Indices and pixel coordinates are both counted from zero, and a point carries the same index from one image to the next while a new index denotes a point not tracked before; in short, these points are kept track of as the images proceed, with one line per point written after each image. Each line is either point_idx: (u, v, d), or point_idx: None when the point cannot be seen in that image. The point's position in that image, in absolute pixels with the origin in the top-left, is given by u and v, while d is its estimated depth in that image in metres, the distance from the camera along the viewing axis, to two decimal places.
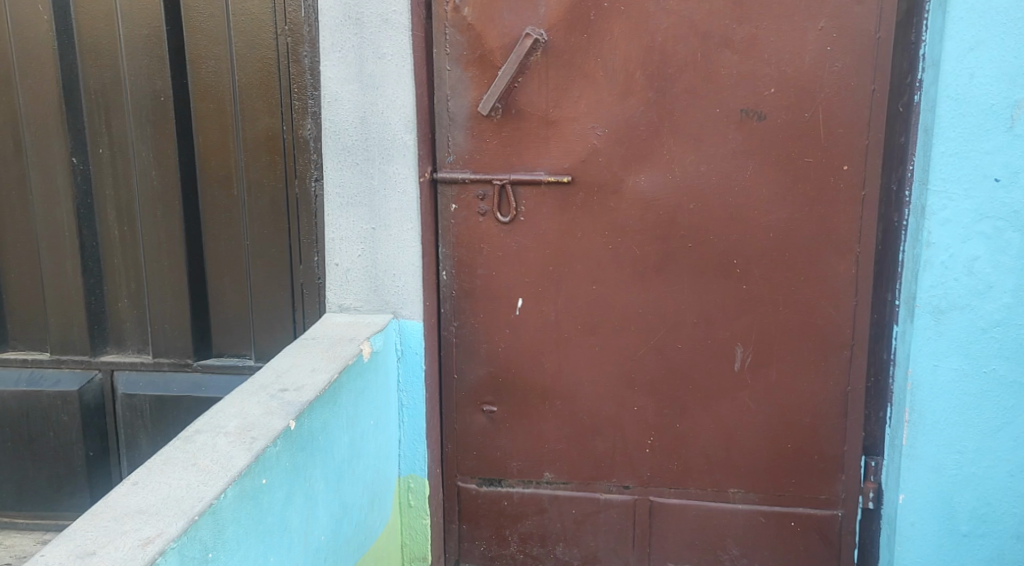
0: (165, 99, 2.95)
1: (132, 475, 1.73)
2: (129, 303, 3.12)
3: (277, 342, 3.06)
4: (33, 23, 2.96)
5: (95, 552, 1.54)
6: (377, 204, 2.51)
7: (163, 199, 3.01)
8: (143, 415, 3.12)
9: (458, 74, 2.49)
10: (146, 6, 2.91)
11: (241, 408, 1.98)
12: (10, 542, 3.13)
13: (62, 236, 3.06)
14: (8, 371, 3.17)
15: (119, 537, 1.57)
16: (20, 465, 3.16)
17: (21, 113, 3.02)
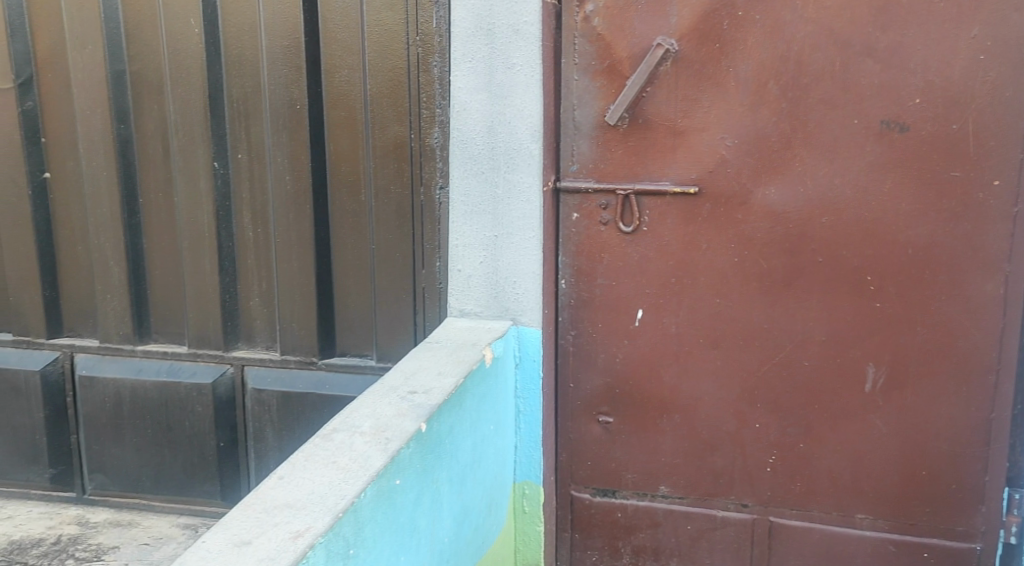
0: (301, 107, 3.06)
1: (278, 468, 1.80)
2: (260, 302, 3.24)
3: (400, 344, 3.13)
4: (183, 34, 3.11)
5: (249, 542, 1.60)
6: (501, 212, 2.55)
7: (296, 203, 3.12)
8: (270, 409, 3.24)
9: (586, 83, 2.50)
10: (287, 18, 3.02)
11: (373, 408, 2.04)
12: (148, 523, 3.35)
13: (202, 237, 3.21)
14: (150, 362, 3.34)
15: (271, 529, 1.63)
16: (158, 451, 3.35)
17: (170, 120, 3.17)
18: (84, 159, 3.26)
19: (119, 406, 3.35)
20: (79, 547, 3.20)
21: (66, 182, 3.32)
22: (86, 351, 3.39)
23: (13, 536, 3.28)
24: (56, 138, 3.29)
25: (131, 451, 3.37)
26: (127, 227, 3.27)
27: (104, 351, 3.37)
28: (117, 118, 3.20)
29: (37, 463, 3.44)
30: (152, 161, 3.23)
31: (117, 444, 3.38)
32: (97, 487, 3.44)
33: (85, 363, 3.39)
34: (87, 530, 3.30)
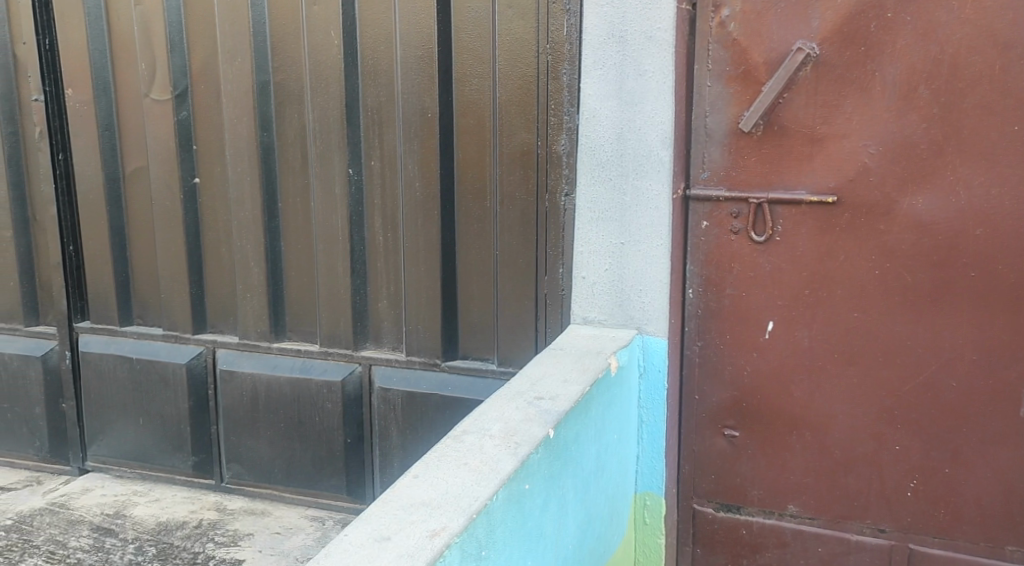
0: (432, 115, 3.11)
1: (413, 467, 1.83)
2: (388, 304, 3.32)
3: (521, 350, 3.14)
4: (324, 45, 3.21)
5: (390, 537, 1.63)
6: (628, 220, 2.54)
7: (424, 209, 3.17)
8: (395, 409, 3.31)
9: (720, 89, 2.45)
10: (421, 29, 3.08)
11: (502, 412, 2.06)
12: (279, 512, 3.48)
13: (336, 239, 3.31)
14: (284, 359, 3.46)
15: (409, 526, 1.65)
16: (290, 445, 3.47)
17: (309, 128, 3.28)
18: (229, 165, 3.40)
19: (255, 400, 3.50)
20: (218, 532, 3.37)
21: (213, 186, 3.48)
22: (228, 346, 3.55)
23: (160, 517, 3.48)
24: (205, 145, 3.46)
25: (265, 443, 3.51)
26: (267, 230, 3.40)
27: (243, 347, 3.52)
28: (261, 127, 3.34)
29: (182, 450, 3.65)
30: (291, 168, 3.35)
31: (253, 437, 3.53)
32: (234, 476, 3.60)
33: (227, 358, 3.56)
34: (225, 517, 3.47)
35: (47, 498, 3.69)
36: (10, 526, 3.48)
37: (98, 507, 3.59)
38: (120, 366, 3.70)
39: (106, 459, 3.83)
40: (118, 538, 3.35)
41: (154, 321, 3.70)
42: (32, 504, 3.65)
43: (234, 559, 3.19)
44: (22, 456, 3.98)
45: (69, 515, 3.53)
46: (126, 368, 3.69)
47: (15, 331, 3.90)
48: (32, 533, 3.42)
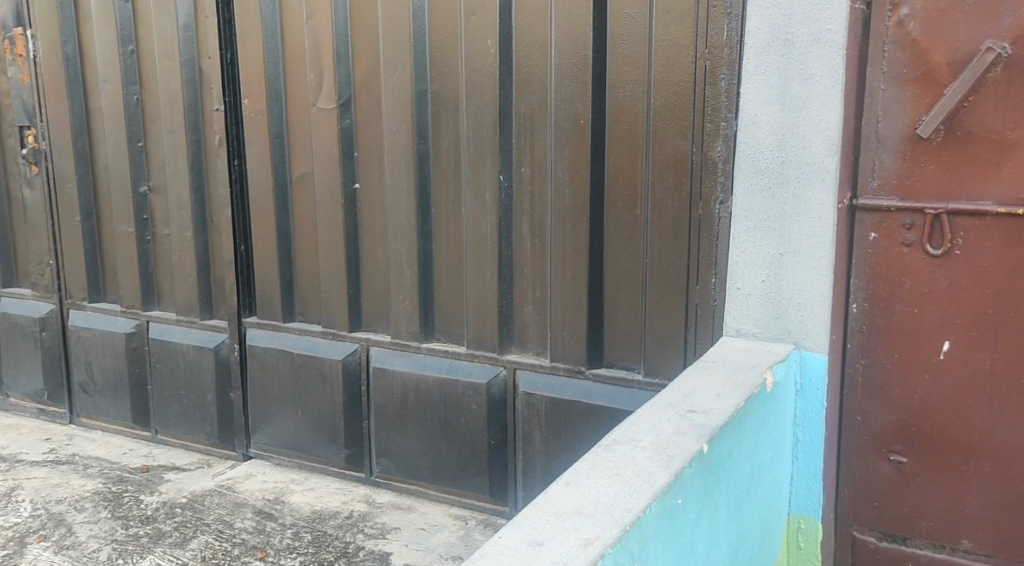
0: (585, 122, 3.07)
1: (564, 474, 1.78)
2: (534, 309, 3.30)
3: (669, 360, 3.06)
4: (481, 54, 3.22)
5: (543, 542, 1.59)
6: (787, 229, 2.42)
7: (573, 215, 3.13)
8: (539, 414, 3.28)
9: (895, 92, 2.31)
10: (577, 36, 3.04)
11: (654, 423, 1.99)
12: (424, 509, 3.53)
13: (486, 243, 3.32)
14: (433, 359, 3.50)
15: (563, 533, 1.61)
16: (436, 443, 3.49)
17: (463, 135, 3.30)
18: (387, 170, 3.47)
19: (405, 398, 3.54)
20: (368, 524, 3.45)
21: (370, 190, 3.56)
22: (380, 345, 3.62)
23: (315, 506, 3.60)
24: (365, 151, 3.54)
25: (412, 441, 3.55)
26: (420, 233, 3.45)
27: (395, 346, 3.58)
28: (418, 134, 3.39)
29: (335, 443, 3.73)
30: (445, 173, 3.38)
31: (402, 433, 3.58)
32: (382, 470, 3.66)
33: (378, 356, 3.62)
34: (374, 509, 3.55)
35: (215, 480, 3.87)
36: (184, 503, 3.67)
37: (260, 492, 3.74)
38: (281, 359, 3.83)
39: (266, 447, 3.97)
40: (278, 523, 3.50)
41: (313, 318, 3.81)
42: (203, 485, 3.82)
43: (382, 552, 3.27)
44: (194, 440, 4.17)
45: (235, 498, 3.70)
46: (287, 362, 3.82)
47: (190, 324, 4.10)
48: (203, 511, 3.60)
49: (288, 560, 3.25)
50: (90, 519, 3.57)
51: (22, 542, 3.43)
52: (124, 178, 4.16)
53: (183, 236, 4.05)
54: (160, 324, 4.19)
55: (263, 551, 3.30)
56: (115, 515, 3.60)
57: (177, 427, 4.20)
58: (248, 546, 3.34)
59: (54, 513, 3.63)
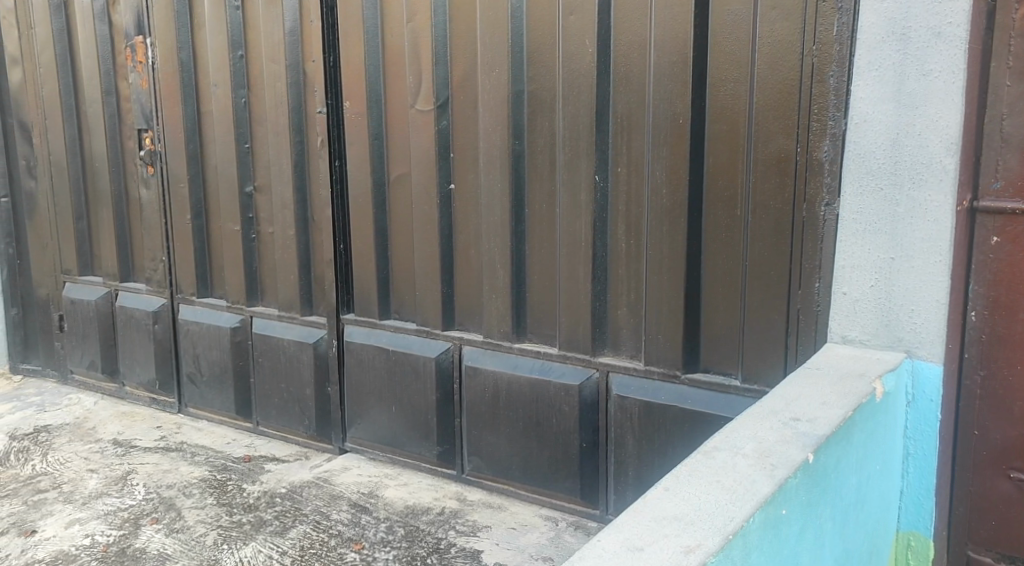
0: (684, 121, 2.99)
1: (663, 479, 1.72)
2: (628, 312, 3.24)
3: (769, 367, 2.95)
4: (579, 53, 3.17)
5: (643, 548, 1.55)
6: (900, 232, 2.30)
7: (671, 215, 3.06)
8: (632, 418, 3.21)
9: (1021, 90, 2.18)
10: (678, 33, 2.97)
11: (755, 431, 1.92)
12: (514, 509, 3.50)
13: (580, 243, 3.27)
14: (526, 359, 3.47)
15: (663, 539, 1.57)
16: (528, 443, 3.46)
17: (559, 136, 3.26)
18: (482, 170, 3.46)
19: (496, 398, 3.52)
20: (459, 521, 3.45)
21: (465, 189, 3.55)
22: (472, 344, 3.60)
23: (407, 501, 3.61)
24: (462, 151, 3.53)
25: (504, 440, 3.53)
26: (514, 234, 3.42)
27: (488, 345, 3.56)
28: (514, 134, 3.36)
29: (428, 440, 3.75)
30: (540, 172, 3.34)
31: (493, 433, 3.55)
32: (474, 469, 3.65)
33: (471, 354, 3.61)
34: (465, 507, 3.54)
35: (312, 472, 3.92)
36: (284, 493, 3.72)
37: (355, 485, 3.77)
38: (376, 356, 3.85)
39: (361, 441, 4.00)
40: (373, 516, 3.52)
41: (408, 316, 3.83)
42: (301, 476, 3.88)
43: (473, 550, 3.26)
44: (293, 432, 4.24)
45: (331, 490, 3.74)
46: (381, 359, 3.84)
47: (292, 319, 4.16)
48: (302, 502, 3.65)
49: (382, 553, 3.27)
50: (197, 505, 3.66)
51: (136, 524, 3.53)
52: (231, 178, 4.25)
53: (286, 234, 4.11)
54: (263, 319, 4.27)
55: (358, 543, 3.34)
56: (220, 501, 3.68)
57: (277, 419, 4.27)
58: (343, 537, 3.38)
59: (166, 497, 3.73)
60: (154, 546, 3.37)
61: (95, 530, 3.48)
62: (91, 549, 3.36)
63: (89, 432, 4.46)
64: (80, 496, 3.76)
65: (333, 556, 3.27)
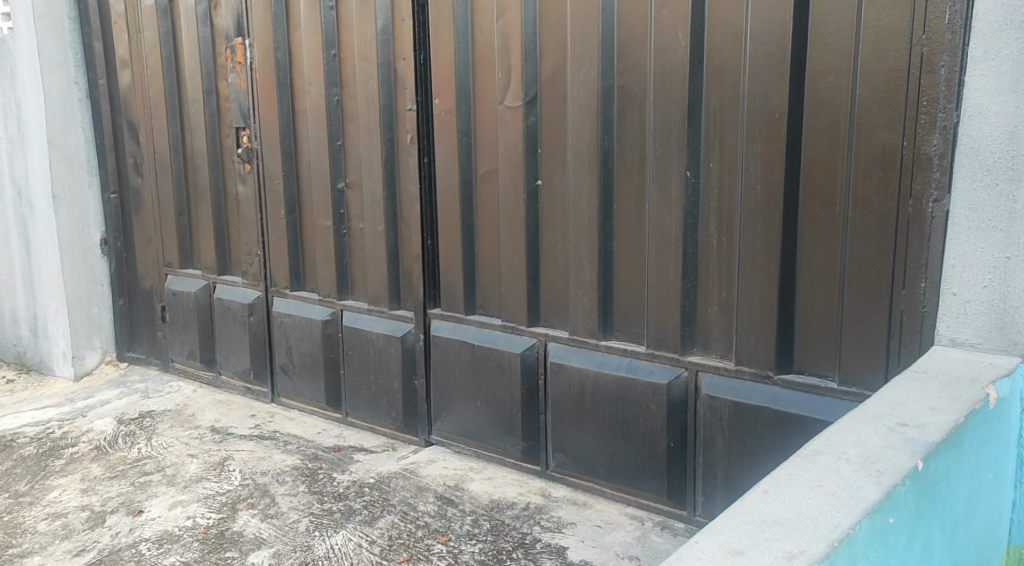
0: (780, 115, 2.95)
1: (764, 482, 1.76)
2: (718, 310, 3.22)
3: (869, 369, 2.90)
4: (671, 47, 3.16)
5: (743, 551, 1.59)
6: (1016, 231, 2.25)
7: (764, 212, 3.03)
8: (722, 418, 3.19)
9: None
10: (776, 25, 2.93)
11: (858, 435, 1.91)
12: (600, 507, 3.52)
13: (669, 241, 3.27)
14: (612, 357, 3.47)
15: (763, 543, 1.60)
16: (613, 441, 3.48)
17: (649, 131, 3.26)
18: (570, 167, 3.48)
19: (582, 395, 3.54)
20: (544, 517, 3.49)
21: (553, 185, 3.57)
22: (558, 340, 3.62)
23: (493, 495, 3.66)
24: (549, 147, 3.55)
25: (590, 437, 3.55)
26: (602, 230, 3.44)
27: (573, 342, 3.58)
28: (603, 128, 3.37)
29: (513, 435, 3.79)
30: (630, 168, 3.35)
31: (579, 429, 3.57)
32: (558, 465, 3.67)
33: (557, 351, 3.63)
34: (550, 503, 3.57)
35: (400, 463, 4.00)
36: (372, 483, 3.81)
37: (441, 477, 3.83)
38: (463, 350, 3.91)
39: (447, 435, 4.07)
40: (458, 509, 3.58)
41: (493, 311, 3.88)
42: (388, 467, 3.96)
43: (559, 546, 3.29)
44: (381, 423, 4.33)
45: (418, 481, 3.81)
46: (468, 354, 3.89)
47: (380, 313, 4.25)
48: (389, 492, 3.73)
49: (468, 546, 3.33)
50: (291, 492, 3.77)
51: (233, 508, 3.65)
52: (325, 174, 4.36)
53: (376, 230, 4.20)
54: (353, 312, 4.37)
55: (445, 535, 3.40)
56: (312, 489, 3.79)
57: (366, 410, 4.37)
58: (430, 529, 3.44)
59: (260, 484, 3.85)
60: (250, 531, 3.48)
61: (196, 513, 3.62)
62: (192, 531, 3.50)
63: (190, 419, 4.63)
64: (182, 479, 3.91)
65: (421, 547, 3.34)
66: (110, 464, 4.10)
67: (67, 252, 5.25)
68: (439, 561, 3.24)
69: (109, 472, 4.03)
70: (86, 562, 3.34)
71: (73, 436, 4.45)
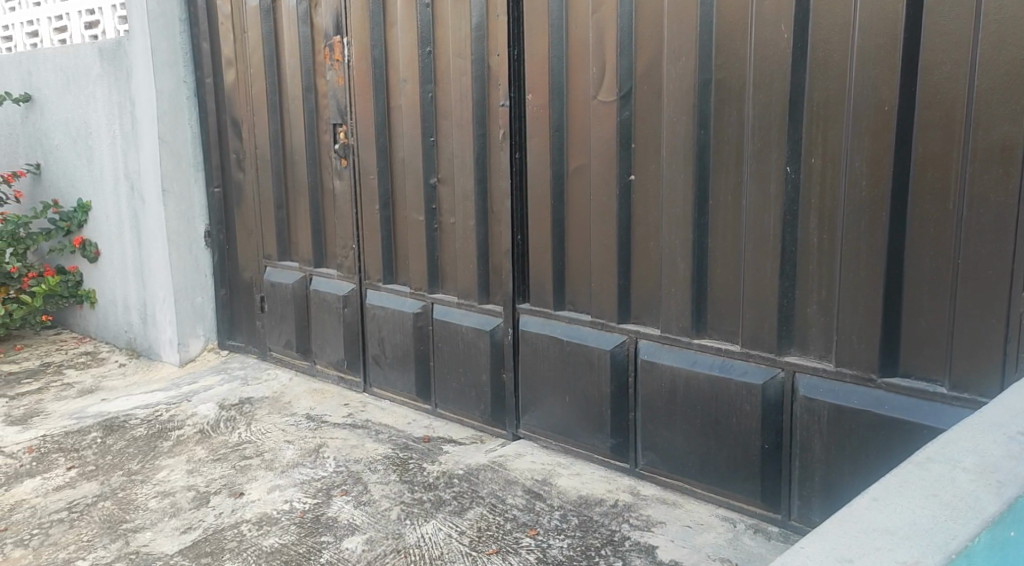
0: (890, 107, 2.88)
1: (873, 490, 1.72)
2: (817, 309, 3.16)
3: (982, 374, 2.82)
4: (772, 39, 3.11)
5: (853, 560, 1.58)
6: None
7: (870, 208, 2.96)
8: (820, 421, 3.13)
9: None
10: (886, 15, 2.86)
11: (975, 443, 1.85)
12: (690, 507, 3.49)
13: (766, 239, 3.22)
14: (705, 356, 3.43)
15: (874, 553, 1.59)
16: (705, 441, 3.44)
17: (748, 125, 3.21)
18: (664, 162, 3.45)
19: (673, 393, 3.51)
20: (633, 514, 3.47)
21: (647, 181, 3.55)
22: (649, 338, 3.60)
23: (581, 491, 3.66)
24: (643, 142, 3.53)
25: (680, 436, 3.52)
26: (696, 227, 3.40)
27: (665, 340, 3.55)
28: (700, 122, 3.34)
29: (602, 431, 3.78)
30: (726, 164, 3.31)
31: (669, 428, 3.55)
32: (648, 463, 3.65)
33: (647, 348, 3.60)
34: (639, 501, 3.56)
35: (488, 456, 4.03)
36: (462, 475, 3.85)
37: (530, 471, 3.85)
38: (552, 345, 3.92)
39: (535, 429, 4.08)
40: (547, 503, 3.59)
41: (583, 308, 3.87)
42: (477, 459, 3.99)
43: (648, 544, 3.28)
44: (470, 416, 4.37)
45: (507, 474, 3.83)
46: (557, 349, 3.90)
47: (470, 307, 4.29)
48: (478, 484, 3.76)
49: (557, 540, 3.34)
50: (382, 480, 3.84)
51: (328, 494, 3.74)
52: (417, 169, 4.42)
53: (466, 224, 4.24)
54: (442, 306, 4.42)
55: (534, 529, 3.41)
56: (402, 478, 3.85)
57: (455, 403, 4.42)
58: (518, 522, 3.47)
59: (353, 471, 3.93)
60: (343, 517, 3.56)
61: (293, 497, 3.72)
62: (289, 514, 3.59)
63: (286, 406, 4.76)
64: (280, 465, 4.02)
65: (510, 539, 3.36)
66: (213, 448, 4.24)
67: (173, 244, 5.44)
68: (528, 555, 3.26)
69: (212, 455, 4.16)
70: (192, 540, 3.46)
71: (178, 419, 4.61)
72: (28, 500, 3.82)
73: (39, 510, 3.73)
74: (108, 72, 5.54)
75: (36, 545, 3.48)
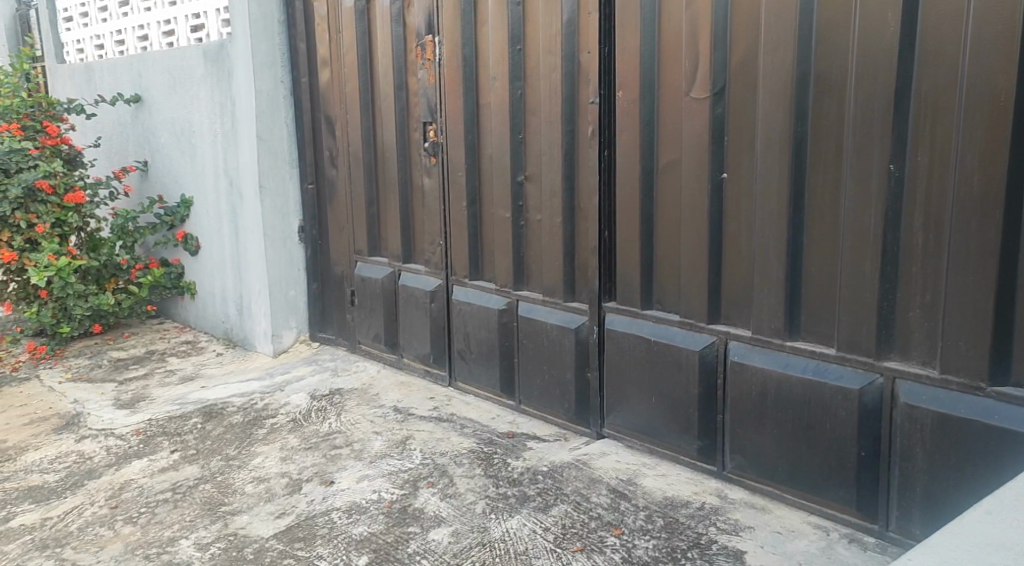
0: (1006, 100, 2.80)
1: (987, 503, 1.94)
2: (920, 312, 3.06)
3: None
4: (878, 33, 3.02)
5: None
6: None
7: (982, 207, 2.87)
8: (922, 429, 3.03)
9: None
10: (1004, 5, 2.77)
11: None
12: (781, 513, 3.42)
13: (866, 240, 3.13)
14: (798, 359, 3.36)
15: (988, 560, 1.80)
16: (796, 445, 3.36)
17: (849, 123, 3.13)
18: (757, 158, 3.38)
19: (764, 396, 3.44)
20: (720, 518, 3.42)
21: (740, 179, 3.48)
22: (740, 339, 3.53)
23: (667, 492, 3.62)
24: (736, 139, 3.47)
25: (770, 440, 3.44)
26: (791, 226, 3.33)
27: (756, 342, 3.48)
28: (796, 119, 3.26)
29: (689, 433, 3.73)
30: (825, 162, 3.22)
31: (758, 432, 3.48)
32: (736, 467, 3.59)
33: (738, 350, 3.53)
34: (727, 505, 3.50)
35: (573, 454, 4.01)
36: (545, 471, 3.84)
37: (615, 471, 3.82)
38: (639, 345, 3.88)
39: (620, 429, 4.05)
40: (631, 503, 3.56)
41: (671, 307, 3.82)
42: (561, 456, 3.98)
43: (737, 549, 3.23)
44: (554, 414, 4.35)
45: (591, 473, 3.81)
46: (644, 349, 3.86)
47: (556, 304, 4.28)
48: (563, 482, 3.75)
49: (642, 541, 3.31)
50: (467, 474, 3.85)
51: (414, 485, 3.77)
52: (505, 166, 4.42)
53: (553, 221, 4.23)
54: (528, 302, 4.41)
55: (619, 528, 3.39)
56: (488, 473, 3.86)
57: (539, 400, 4.41)
58: (603, 521, 3.44)
59: (439, 464, 3.96)
60: (430, 509, 3.59)
61: (381, 487, 3.77)
62: (378, 504, 3.64)
63: (373, 397, 4.82)
64: (368, 455, 4.07)
65: (594, 538, 3.34)
66: (305, 436, 4.32)
67: (269, 237, 5.57)
68: (613, 554, 3.24)
69: (304, 443, 4.24)
70: (286, 524, 3.53)
71: (272, 408, 4.72)
72: (136, 480, 3.95)
73: (146, 490, 3.86)
74: (211, 73, 5.70)
75: (143, 522, 3.61)
